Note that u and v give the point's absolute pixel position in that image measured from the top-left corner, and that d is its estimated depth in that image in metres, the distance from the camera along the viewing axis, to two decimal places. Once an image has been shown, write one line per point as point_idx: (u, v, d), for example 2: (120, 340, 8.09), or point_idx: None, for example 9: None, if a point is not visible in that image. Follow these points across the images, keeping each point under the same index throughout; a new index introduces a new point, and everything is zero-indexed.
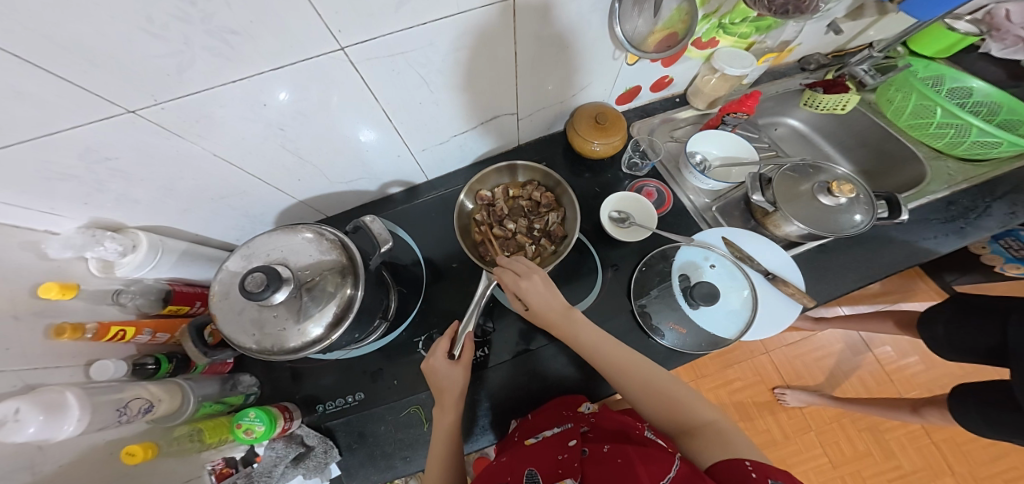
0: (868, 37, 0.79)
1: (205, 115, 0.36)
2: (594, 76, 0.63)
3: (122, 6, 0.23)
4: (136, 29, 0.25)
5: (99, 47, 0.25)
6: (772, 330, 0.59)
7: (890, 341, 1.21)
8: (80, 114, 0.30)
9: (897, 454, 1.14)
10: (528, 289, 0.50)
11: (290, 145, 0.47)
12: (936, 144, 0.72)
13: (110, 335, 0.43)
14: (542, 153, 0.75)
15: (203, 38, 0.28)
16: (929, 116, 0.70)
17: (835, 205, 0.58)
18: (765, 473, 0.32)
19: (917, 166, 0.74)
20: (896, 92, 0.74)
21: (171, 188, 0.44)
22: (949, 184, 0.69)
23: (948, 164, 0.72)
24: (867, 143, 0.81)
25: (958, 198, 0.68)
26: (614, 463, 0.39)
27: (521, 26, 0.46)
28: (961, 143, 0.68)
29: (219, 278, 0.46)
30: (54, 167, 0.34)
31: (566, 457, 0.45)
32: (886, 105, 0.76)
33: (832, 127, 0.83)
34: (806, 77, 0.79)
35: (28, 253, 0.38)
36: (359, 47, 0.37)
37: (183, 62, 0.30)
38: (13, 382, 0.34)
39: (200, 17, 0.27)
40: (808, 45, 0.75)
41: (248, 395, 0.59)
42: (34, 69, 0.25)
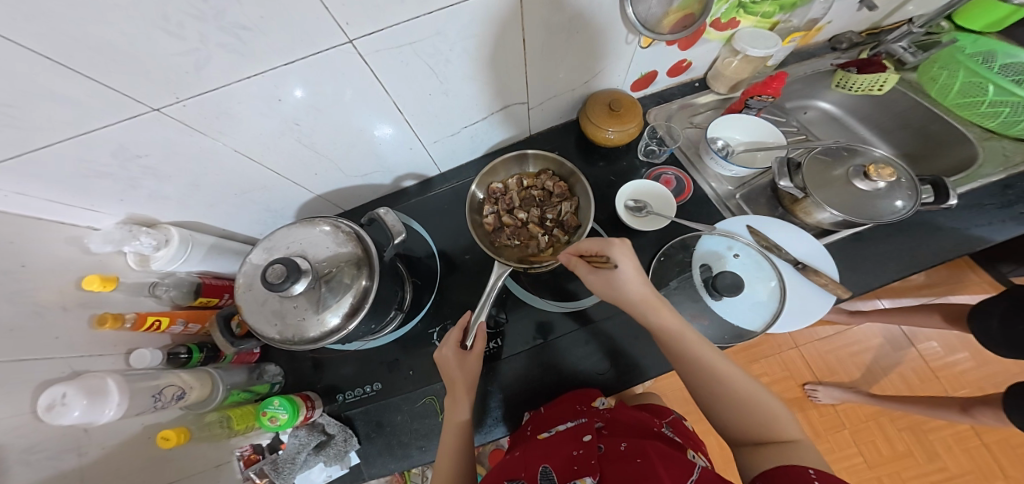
0: (907, 12, 0.73)
1: (223, 112, 0.37)
2: (607, 62, 0.61)
3: (140, 6, 0.24)
4: (154, 28, 0.26)
5: (121, 46, 0.26)
6: (801, 323, 0.56)
7: (936, 336, 1.12)
8: (109, 114, 0.32)
9: (943, 456, 1.06)
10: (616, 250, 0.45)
11: (306, 140, 0.48)
12: (989, 124, 0.66)
13: (146, 325, 0.45)
14: (555, 143, 0.73)
15: (219, 36, 0.29)
16: (980, 95, 0.66)
17: (872, 190, 0.53)
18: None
19: (968, 147, 0.67)
20: (940, 70, 0.69)
21: (197, 185, 0.46)
22: (1004, 166, 0.63)
23: (1004, 144, 0.65)
24: (909, 124, 0.74)
25: (1016, 181, 0.62)
26: (632, 463, 0.38)
27: (530, 14, 0.45)
28: (1018, 123, 0.63)
29: (243, 270, 0.47)
30: (90, 165, 0.36)
31: (581, 453, 0.43)
32: (928, 85, 0.71)
33: (869, 108, 0.77)
34: (837, 57, 0.74)
35: (73, 247, 0.41)
36: (367, 39, 0.37)
37: (200, 60, 0.31)
38: (62, 368, 0.37)
39: (214, 14, 0.27)
40: (838, 23, 0.70)
41: (273, 384, 0.61)
42: (65, 71, 0.26)
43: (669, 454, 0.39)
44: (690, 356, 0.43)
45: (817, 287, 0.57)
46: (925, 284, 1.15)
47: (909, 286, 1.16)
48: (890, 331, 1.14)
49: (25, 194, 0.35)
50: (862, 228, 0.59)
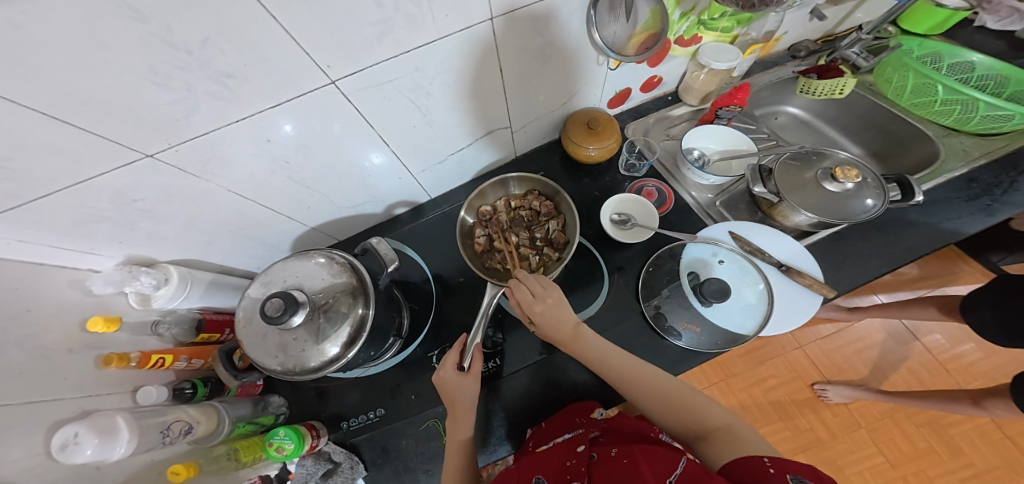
0: (856, 19, 0.77)
1: (216, 154, 0.40)
2: (581, 83, 0.65)
3: (126, 60, 0.27)
4: (143, 80, 0.29)
5: (114, 99, 0.29)
6: (791, 325, 0.57)
7: (938, 328, 1.11)
8: (104, 162, 0.34)
9: (967, 451, 1.03)
10: (541, 312, 0.50)
11: (295, 177, 0.52)
12: (945, 122, 0.68)
13: (151, 363, 0.48)
14: (539, 162, 0.76)
15: (205, 84, 0.32)
16: (931, 95, 0.66)
17: (842, 191, 0.55)
18: (786, 469, 0.31)
19: (929, 144, 0.69)
20: (893, 72, 0.70)
21: (193, 224, 0.49)
22: (966, 160, 0.65)
23: (962, 140, 0.67)
24: (874, 125, 0.77)
25: (979, 175, 0.64)
26: (619, 464, 0.39)
27: (503, 43, 0.49)
28: (971, 119, 0.64)
29: (242, 305, 0.49)
30: (91, 211, 0.38)
31: (574, 462, 0.45)
32: (885, 86, 0.72)
33: (836, 111, 0.80)
34: (797, 65, 0.77)
35: (75, 290, 0.43)
36: (347, 79, 0.41)
37: (189, 108, 0.34)
38: (72, 408, 0.39)
39: (198, 64, 0.30)
40: (794, 33, 0.74)
41: (277, 415, 0.63)
42: (60, 124, 0.29)
43: (658, 452, 0.39)
44: (625, 372, 0.48)
45: (803, 288, 0.58)
46: (919, 276, 1.15)
47: (903, 280, 1.16)
48: (892, 325, 1.13)
49: (27, 241, 0.37)
50: (840, 228, 0.60)
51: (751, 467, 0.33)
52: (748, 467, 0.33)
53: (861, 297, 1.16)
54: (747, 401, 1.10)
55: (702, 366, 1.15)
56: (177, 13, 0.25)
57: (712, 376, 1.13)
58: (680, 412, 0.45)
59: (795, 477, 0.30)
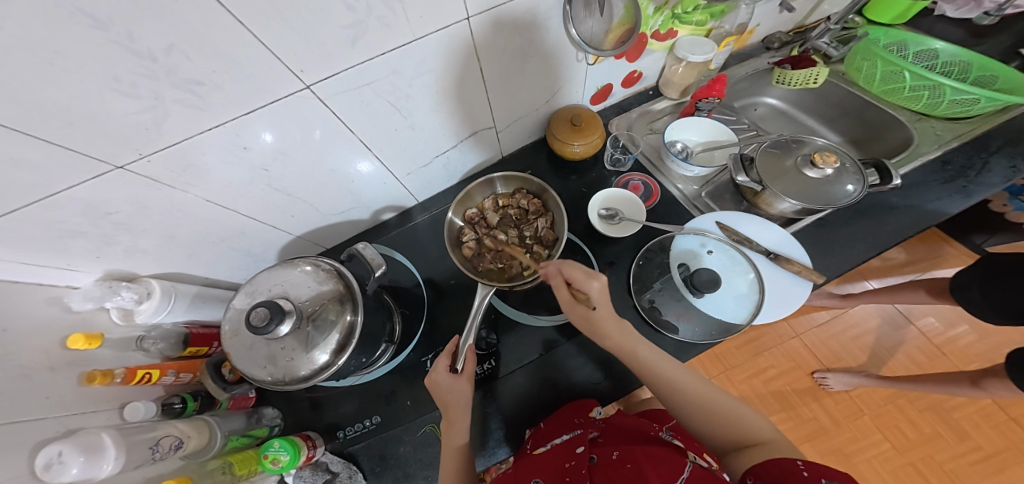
0: (824, 10, 0.78)
1: (191, 164, 0.40)
2: (562, 81, 0.65)
3: (88, 68, 0.27)
4: (107, 88, 0.29)
5: (77, 109, 0.29)
6: (784, 311, 0.56)
7: (931, 312, 1.11)
8: (72, 174, 0.34)
9: (973, 435, 1.02)
10: (597, 288, 0.45)
11: (276, 184, 0.51)
12: (916, 108, 0.68)
13: (137, 379, 0.47)
14: (526, 161, 0.76)
15: (172, 91, 0.32)
16: (899, 81, 0.67)
17: (823, 177, 0.56)
18: (821, 473, 0.30)
19: (903, 129, 0.70)
20: (862, 60, 0.71)
21: (172, 236, 0.49)
22: (940, 143, 0.65)
23: (934, 124, 0.68)
24: (849, 113, 0.78)
25: (953, 157, 0.64)
26: (622, 468, 0.41)
27: (480, 42, 0.49)
28: (940, 103, 0.65)
29: (227, 316, 0.48)
30: (62, 225, 0.38)
31: (573, 464, 0.47)
32: (856, 75, 0.73)
33: (813, 100, 0.81)
34: (772, 57, 0.78)
35: (53, 307, 0.43)
36: (323, 83, 0.41)
37: (158, 116, 0.34)
38: (57, 427, 0.38)
39: (165, 72, 0.30)
40: (765, 25, 0.74)
41: (272, 427, 0.63)
42: (23, 136, 0.29)
43: (658, 453, 0.43)
44: (662, 376, 0.48)
45: (792, 274, 0.58)
46: (906, 261, 1.15)
47: (892, 264, 1.16)
48: (885, 311, 1.13)
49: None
50: (823, 214, 0.61)
51: (785, 469, 0.32)
52: (780, 468, 0.32)
53: (852, 284, 1.16)
54: (749, 393, 1.09)
55: (703, 360, 1.14)
56: (137, 20, 0.26)
57: (713, 368, 1.12)
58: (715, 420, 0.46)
59: (831, 481, 0.29)
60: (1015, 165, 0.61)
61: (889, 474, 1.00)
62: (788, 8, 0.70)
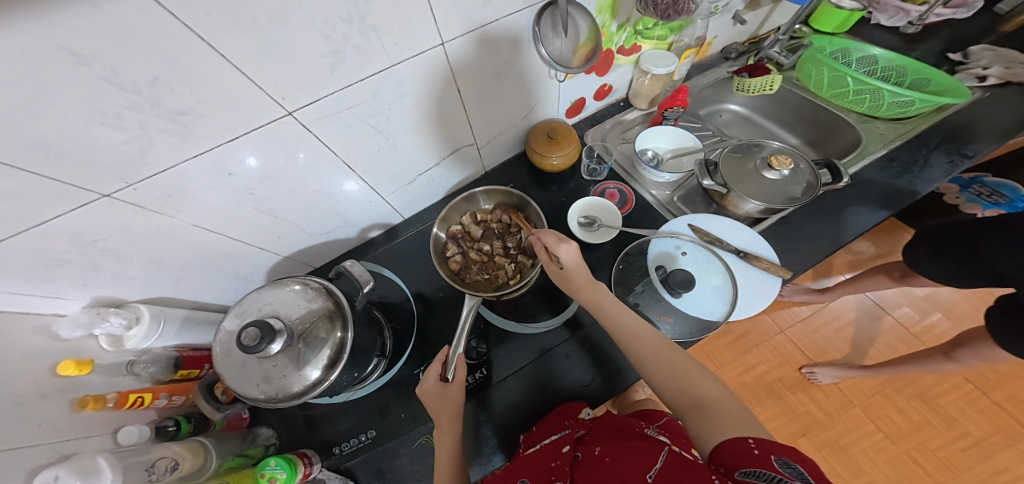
0: (774, 22, 0.84)
1: (177, 189, 0.43)
2: (538, 97, 0.69)
3: (76, 104, 0.29)
4: (94, 121, 0.31)
5: (65, 142, 0.31)
6: (757, 306, 0.59)
7: (905, 301, 1.16)
8: (59, 204, 0.35)
9: (961, 421, 1.04)
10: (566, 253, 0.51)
11: (262, 207, 0.54)
12: (860, 109, 0.74)
13: (129, 403, 0.48)
14: (508, 175, 0.79)
15: (157, 121, 0.35)
16: (845, 86, 0.72)
17: (779, 178, 0.63)
18: (770, 450, 0.32)
19: (851, 130, 0.75)
20: (811, 67, 0.76)
21: (159, 260, 0.50)
22: (885, 143, 0.71)
23: (878, 125, 0.74)
24: (805, 116, 0.83)
25: (898, 155, 0.69)
26: (601, 463, 0.42)
27: (456, 66, 0.53)
28: (881, 105, 0.71)
29: (219, 338, 0.49)
30: (49, 254, 0.39)
31: (558, 463, 0.48)
32: (806, 80, 0.79)
33: (771, 106, 0.85)
34: (731, 66, 0.82)
35: (42, 336, 0.44)
36: (304, 109, 0.44)
37: (143, 145, 0.36)
38: (51, 453, 0.38)
39: (150, 104, 0.33)
40: (722, 37, 0.79)
41: (267, 446, 0.63)
42: (12, 170, 0.30)
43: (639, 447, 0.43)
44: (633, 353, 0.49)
45: (762, 271, 0.60)
46: (875, 254, 1.21)
47: (864, 257, 1.21)
48: (862, 302, 1.17)
49: None
50: (787, 213, 0.64)
51: (737, 449, 0.34)
52: (735, 448, 0.34)
53: (829, 277, 1.20)
54: (742, 390, 1.11)
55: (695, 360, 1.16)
56: (123, 58, 0.28)
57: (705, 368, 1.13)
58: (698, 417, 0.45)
59: (778, 456, 0.31)
60: (953, 160, 0.67)
61: (884, 464, 1.02)
62: (741, 20, 0.75)
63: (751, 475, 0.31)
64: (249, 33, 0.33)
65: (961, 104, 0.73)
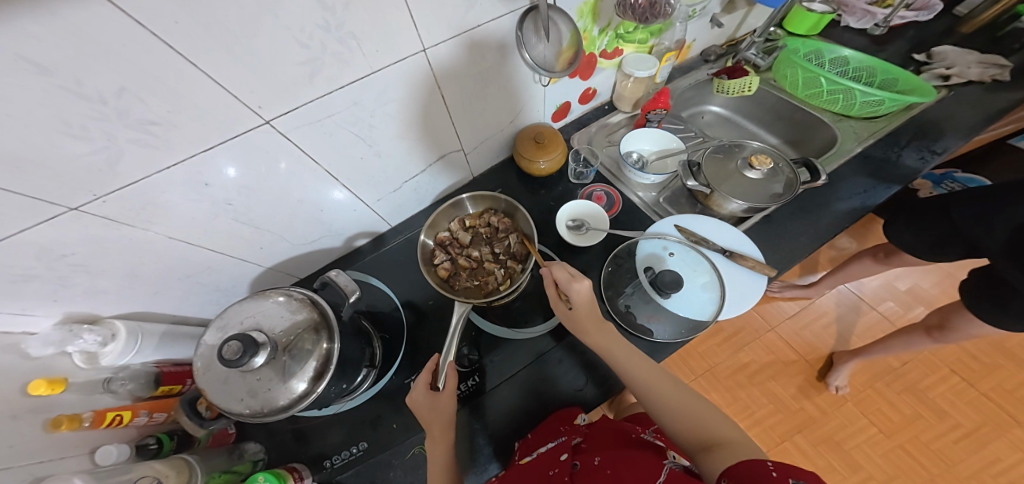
0: (750, 24, 0.86)
1: (151, 201, 0.42)
2: (523, 102, 0.69)
3: (38, 115, 0.28)
4: (57, 132, 0.30)
5: (26, 153, 0.30)
6: (745, 305, 0.59)
7: (888, 296, 1.18)
8: (24, 218, 0.34)
9: (952, 413, 1.05)
10: (578, 290, 0.51)
11: (242, 217, 0.53)
12: (835, 109, 0.76)
13: (106, 422, 0.47)
14: (497, 181, 0.79)
15: (125, 132, 0.34)
16: (818, 86, 0.74)
17: (761, 177, 0.64)
18: (788, 474, 0.32)
19: (826, 129, 0.77)
20: (787, 68, 0.78)
21: (135, 274, 0.49)
22: (859, 141, 0.72)
23: (852, 124, 0.75)
24: (783, 116, 0.84)
25: (872, 152, 0.70)
26: (602, 474, 0.42)
27: (438, 72, 0.53)
28: (854, 105, 0.73)
29: (199, 353, 0.48)
30: (16, 270, 0.38)
31: (555, 472, 0.48)
32: (783, 81, 0.80)
33: (751, 107, 0.87)
34: (710, 68, 0.84)
35: (11, 354, 0.42)
36: (282, 118, 0.43)
37: (112, 157, 0.35)
38: (23, 476, 0.36)
39: (117, 114, 0.32)
40: (701, 40, 0.81)
41: (255, 461, 0.61)
42: None
43: (639, 460, 0.44)
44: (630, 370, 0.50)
45: (748, 270, 0.61)
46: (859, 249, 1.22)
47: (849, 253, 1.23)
48: (846, 297, 1.19)
49: None
50: (769, 211, 0.65)
51: (754, 469, 0.33)
52: (751, 468, 0.34)
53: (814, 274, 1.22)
54: (737, 389, 1.11)
55: (688, 360, 1.16)
56: (85, 66, 0.27)
57: (697, 368, 1.14)
58: (695, 429, 0.45)
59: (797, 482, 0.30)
60: (924, 156, 0.68)
61: (880, 459, 1.02)
62: (720, 24, 0.78)
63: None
64: (222, 42, 0.32)
65: (928, 103, 0.75)
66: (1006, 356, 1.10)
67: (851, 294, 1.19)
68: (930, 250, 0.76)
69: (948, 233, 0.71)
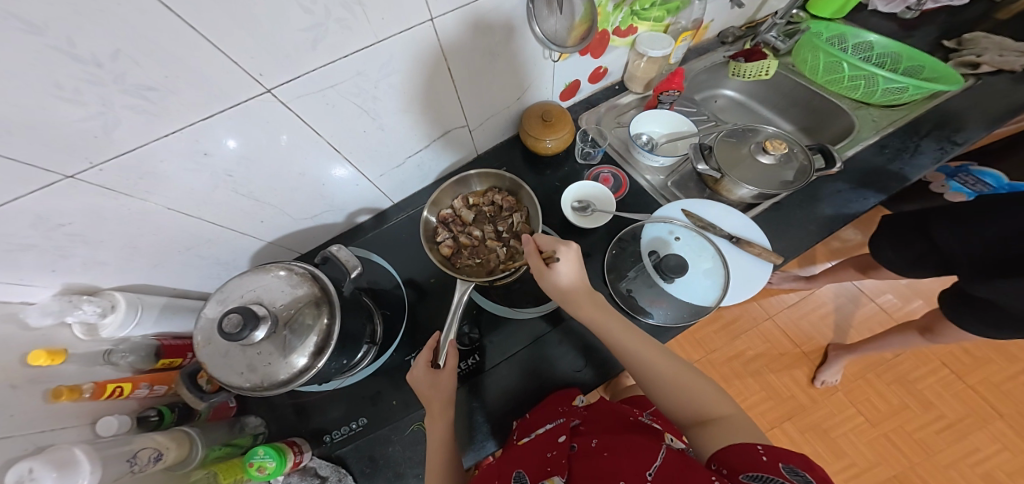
0: (773, 5, 0.83)
1: (148, 171, 0.40)
2: (531, 78, 0.66)
3: (27, 77, 0.26)
4: (49, 96, 0.28)
5: (16, 118, 0.28)
6: (748, 292, 0.59)
7: (888, 289, 1.19)
8: (18, 185, 0.33)
9: (938, 404, 1.08)
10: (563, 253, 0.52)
11: (242, 190, 0.51)
12: (855, 95, 0.74)
13: (107, 393, 0.46)
14: (501, 159, 0.77)
15: (121, 98, 0.32)
16: (839, 72, 0.72)
17: (772, 163, 0.63)
18: (778, 457, 0.33)
19: (845, 117, 0.75)
20: (808, 53, 0.76)
21: (134, 246, 0.48)
22: (877, 129, 0.71)
23: (872, 112, 0.73)
24: (800, 103, 0.82)
25: (890, 141, 0.69)
26: (599, 458, 0.42)
27: (446, 43, 0.50)
28: (875, 92, 0.71)
29: (199, 326, 0.47)
30: (13, 240, 0.37)
31: (553, 454, 0.48)
32: (802, 66, 0.78)
33: (766, 91, 0.85)
34: (727, 50, 0.81)
35: (10, 324, 0.41)
36: (284, 87, 0.41)
37: (108, 124, 0.33)
38: (25, 445, 0.36)
39: (112, 78, 0.30)
40: (719, 21, 0.78)
41: (255, 435, 0.62)
42: None
43: (636, 443, 0.43)
44: (632, 353, 0.49)
45: (754, 257, 0.61)
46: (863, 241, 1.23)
47: (853, 244, 1.23)
48: (846, 289, 1.20)
49: None
50: (779, 198, 0.64)
51: (746, 453, 0.34)
52: (742, 453, 0.35)
53: (815, 265, 1.22)
54: (731, 374, 1.13)
55: (684, 346, 1.17)
56: (80, 27, 0.25)
57: (693, 353, 1.15)
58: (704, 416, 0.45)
59: (788, 465, 0.32)
60: (943, 147, 0.67)
61: (864, 446, 1.05)
62: (739, 3, 0.75)
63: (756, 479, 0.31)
64: (227, 5, 0.30)
65: (954, 92, 0.73)
66: (996, 351, 1.12)
67: (853, 285, 1.20)
68: (908, 267, 0.77)
69: (925, 252, 0.72)
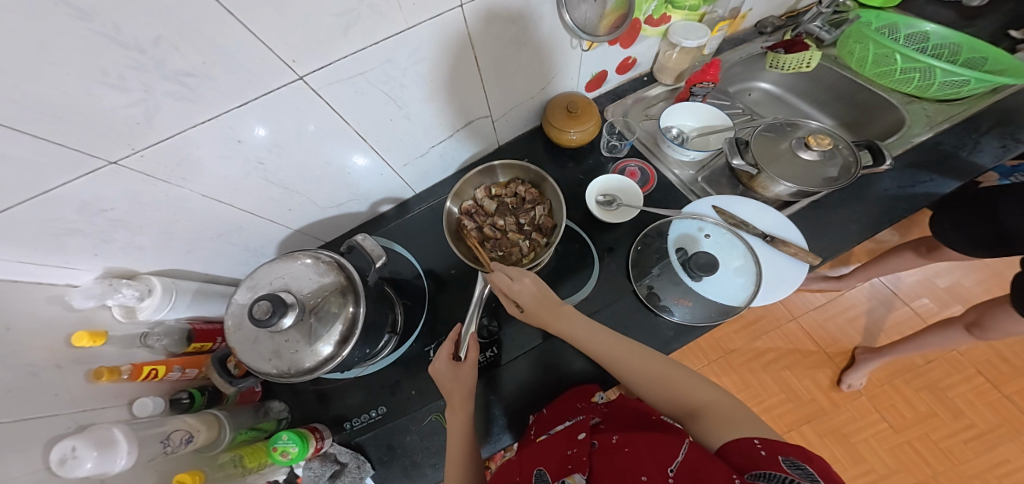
0: None
1: (184, 158, 0.40)
2: (558, 68, 0.65)
3: (77, 62, 0.26)
4: (96, 81, 0.28)
5: (63, 103, 0.28)
6: (781, 292, 0.57)
7: (925, 293, 1.14)
8: (65, 171, 0.33)
9: (968, 413, 1.04)
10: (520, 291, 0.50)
11: (271, 178, 0.51)
12: (907, 89, 0.70)
13: (144, 374, 0.47)
14: (523, 150, 0.76)
15: (163, 84, 0.32)
16: (890, 64, 0.68)
17: (815, 158, 0.60)
18: (776, 451, 0.34)
19: (894, 111, 0.71)
20: (854, 43, 0.72)
21: (170, 231, 0.49)
22: (930, 125, 0.67)
23: (925, 106, 0.69)
24: (843, 96, 0.79)
25: (945, 138, 0.65)
26: (620, 454, 0.41)
27: (474, 31, 0.49)
28: (931, 85, 0.67)
29: (230, 311, 0.48)
30: (59, 224, 0.37)
31: (575, 451, 0.46)
32: (848, 58, 0.74)
33: (805, 84, 0.82)
34: (765, 41, 0.78)
35: (56, 306, 0.43)
36: (316, 74, 0.41)
37: (149, 110, 0.33)
38: (67, 423, 0.37)
39: (154, 64, 0.30)
40: (758, 9, 0.74)
41: (279, 420, 0.63)
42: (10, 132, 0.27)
43: (658, 439, 0.41)
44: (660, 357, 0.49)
45: (788, 257, 0.58)
46: (899, 242, 1.18)
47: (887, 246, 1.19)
48: (879, 291, 1.15)
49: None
50: (819, 196, 0.62)
51: (744, 450, 0.36)
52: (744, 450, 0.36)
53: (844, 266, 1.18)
54: (749, 374, 1.11)
55: (701, 344, 1.15)
56: (127, 12, 0.25)
57: (710, 353, 1.13)
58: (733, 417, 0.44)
59: (787, 458, 0.33)
60: (1005, 145, 0.63)
61: (886, 453, 1.02)
62: None
63: (762, 476, 0.32)
64: None
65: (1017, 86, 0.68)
66: None
67: (886, 288, 1.16)
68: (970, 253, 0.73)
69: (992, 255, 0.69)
